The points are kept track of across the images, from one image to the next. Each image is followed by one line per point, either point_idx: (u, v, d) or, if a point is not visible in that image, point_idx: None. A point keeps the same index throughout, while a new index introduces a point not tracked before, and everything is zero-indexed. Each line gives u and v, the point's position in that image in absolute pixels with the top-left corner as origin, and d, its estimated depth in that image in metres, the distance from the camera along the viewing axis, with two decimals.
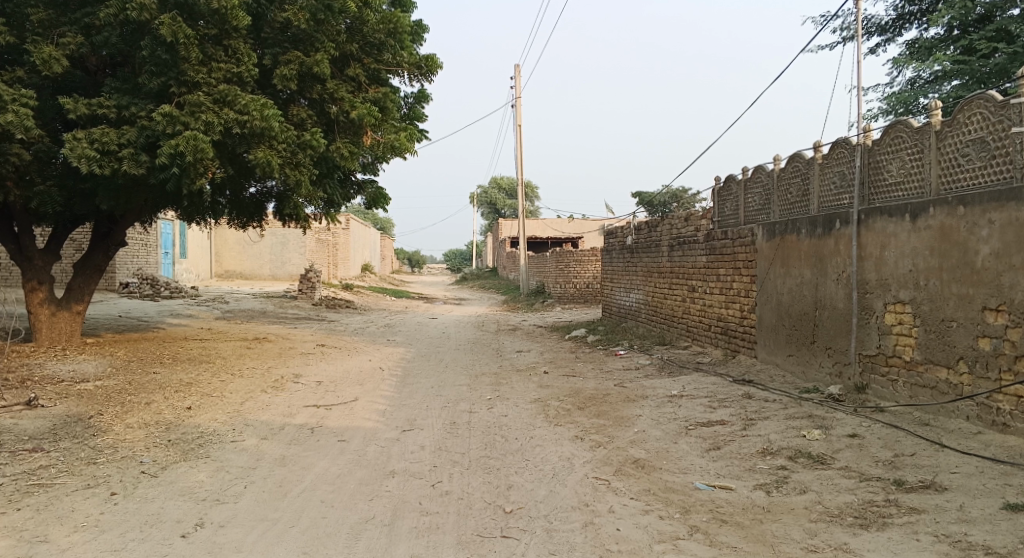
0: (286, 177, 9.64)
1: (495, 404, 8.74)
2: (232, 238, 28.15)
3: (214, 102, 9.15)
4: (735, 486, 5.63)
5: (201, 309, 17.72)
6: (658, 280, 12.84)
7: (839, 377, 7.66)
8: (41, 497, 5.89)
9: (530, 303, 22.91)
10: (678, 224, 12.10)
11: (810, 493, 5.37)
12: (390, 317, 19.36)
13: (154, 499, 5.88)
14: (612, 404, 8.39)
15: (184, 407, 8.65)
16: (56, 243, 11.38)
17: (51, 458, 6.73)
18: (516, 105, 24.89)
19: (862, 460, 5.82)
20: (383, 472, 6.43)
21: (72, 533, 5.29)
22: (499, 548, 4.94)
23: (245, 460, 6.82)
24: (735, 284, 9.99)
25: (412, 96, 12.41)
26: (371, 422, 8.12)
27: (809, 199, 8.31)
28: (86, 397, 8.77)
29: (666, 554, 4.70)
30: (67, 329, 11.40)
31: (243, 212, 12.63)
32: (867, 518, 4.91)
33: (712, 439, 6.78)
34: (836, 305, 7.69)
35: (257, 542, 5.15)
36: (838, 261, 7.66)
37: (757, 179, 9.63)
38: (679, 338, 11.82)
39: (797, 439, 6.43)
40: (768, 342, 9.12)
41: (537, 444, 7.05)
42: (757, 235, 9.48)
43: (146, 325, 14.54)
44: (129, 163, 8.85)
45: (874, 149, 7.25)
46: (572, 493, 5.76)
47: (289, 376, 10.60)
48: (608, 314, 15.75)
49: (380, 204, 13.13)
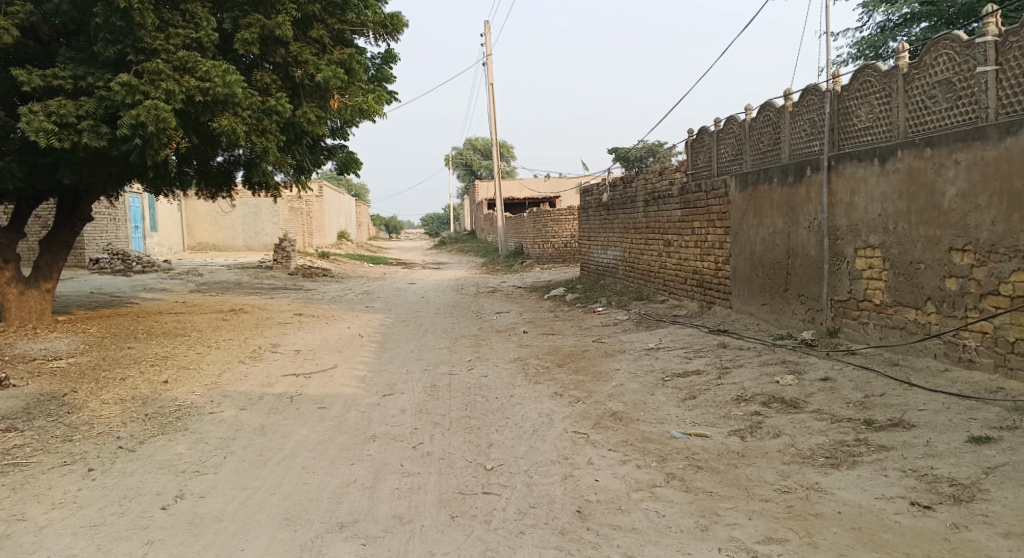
0: (253, 145, 9.56)
1: (475, 365, 8.79)
2: (204, 210, 27.81)
3: (173, 69, 8.98)
4: (710, 433, 5.72)
5: (176, 283, 17.58)
6: (634, 236, 12.88)
7: (812, 323, 7.76)
8: (18, 476, 5.87)
9: (509, 265, 22.91)
10: (653, 179, 12.10)
11: (784, 436, 5.47)
12: (368, 284, 19.32)
13: (133, 473, 5.88)
14: (590, 360, 8.47)
15: (161, 380, 8.62)
16: (20, 221, 11.18)
17: (26, 437, 6.69)
18: (486, 63, 24.59)
19: (833, 402, 5.93)
20: (363, 436, 6.46)
21: (51, 511, 5.29)
22: (480, 504, 4.99)
23: (224, 431, 6.83)
24: (709, 237, 10.04)
25: (379, 57, 12.23)
26: (351, 388, 8.14)
27: (780, 147, 8.33)
28: (60, 375, 8.71)
29: (643, 502, 4.78)
30: (36, 307, 11.30)
31: (211, 182, 12.48)
32: (838, 457, 5.02)
33: (688, 388, 6.87)
34: (808, 252, 7.76)
35: (239, 510, 5.18)
36: (809, 209, 7.72)
37: (728, 130, 9.64)
38: (656, 292, 11.91)
39: (771, 385, 6.53)
40: (742, 291, 9.21)
41: (517, 402, 7.11)
42: (730, 186, 9.51)
43: (119, 301, 14.41)
44: (90, 135, 8.68)
45: (843, 95, 7.27)
46: (551, 448, 5.83)
47: (267, 346, 10.60)
48: (586, 272, 15.82)
49: (351, 169, 13.01)
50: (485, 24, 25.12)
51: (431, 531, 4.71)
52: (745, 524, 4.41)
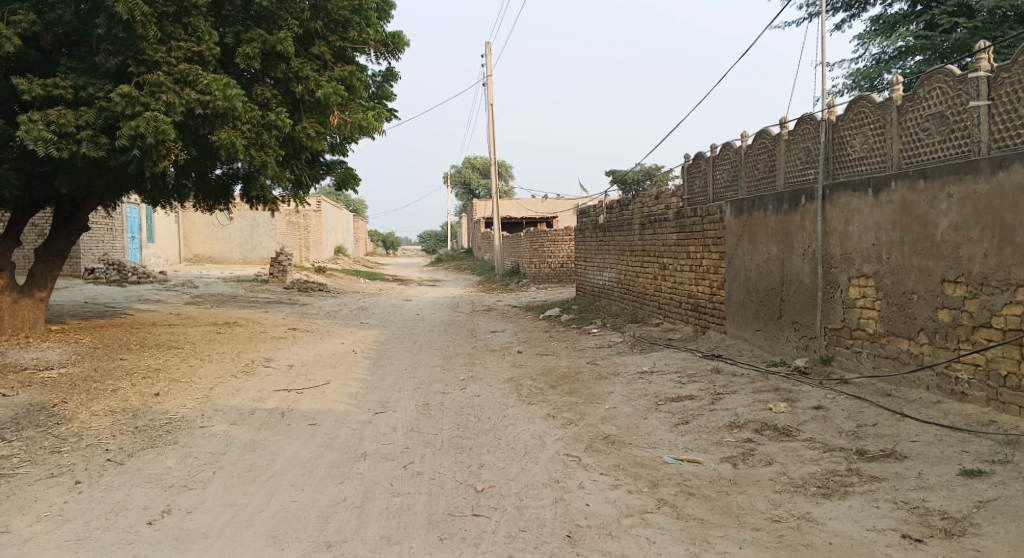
0: (251, 158, 9.59)
1: (468, 384, 8.76)
2: (201, 221, 27.80)
3: (174, 82, 9.02)
4: (702, 459, 5.70)
5: (171, 294, 17.54)
6: (630, 259, 12.90)
7: (805, 350, 7.77)
8: (4, 486, 5.83)
9: (505, 284, 22.93)
10: (649, 202, 12.15)
11: (775, 464, 5.46)
12: (363, 300, 19.29)
13: (120, 487, 5.84)
14: (583, 382, 8.46)
15: (152, 393, 8.58)
16: (15, 229, 11.17)
17: (13, 447, 6.64)
18: (486, 83, 24.73)
19: (825, 431, 5.92)
20: (354, 454, 6.43)
21: (36, 523, 5.24)
22: (469, 527, 4.96)
23: (214, 446, 6.79)
24: (705, 261, 10.07)
25: (380, 75, 12.30)
26: (343, 405, 8.11)
27: (776, 175, 8.38)
28: (50, 384, 8.66)
29: (634, 527, 4.76)
30: (30, 316, 11.26)
31: (209, 194, 12.50)
32: (830, 487, 5.01)
33: (681, 413, 6.86)
34: (802, 280, 7.79)
35: (226, 527, 5.14)
36: (804, 237, 7.75)
37: (725, 156, 9.69)
38: (650, 315, 11.91)
39: (763, 412, 6.53)
40: (736, 317, 9.22)
41: (509, 423, 7.08)
42: (725, 211, 9.56)
43: (113, 311, 14.36)
44: (88, 145, 8.69)
45: (838, 125, 7.32)
46: (542, 470, 5.81)
47: (260, 360, 10.57)
48: (581, 293, 15.83)
49: (349, 185, 13.05)
50: (487, 43, 25.29)
51: (419, 553, 4.67)
52: (735, 553, 4.39)
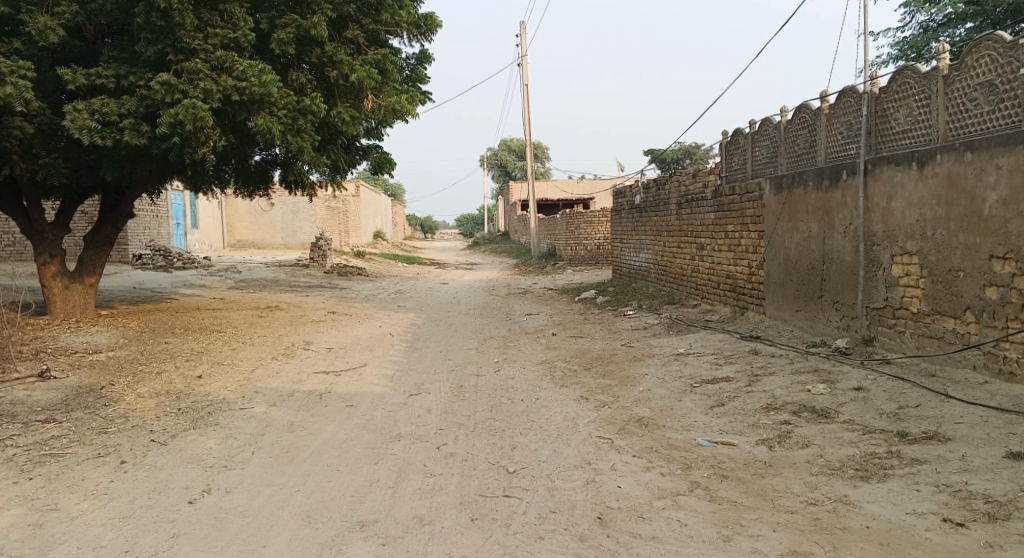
0: (288, 144, 9.65)
1: (502, 366, 8.76)
2: (243, 208, 28.22)
3: (212, 69, 9.09)
4: (738, 441, 5.59)
5: (214, 279, 17.85)
6: (667, 239, 12.73)
7: (846, 331, 7.58)
8: (53, 466, 5.97)
9: (541, 266, 22.93)
10: (686, 181, 11.95)
11: (813, 447, 5.33)
12: (401, 284, 19.40)
13: (163, 467, 5.95)
14: (618, 364, 8.38)
15: (195, 375, 8.73)
16: (65, 217, 11.42)
17: (62, 428, 6.81)
18: (522, 64, 24.56)
19: (866, 413, 5.77)
20: (389, 435, 6.45)
21: (82, 501, 5.37)
22: (500, 508, 4.94)
23: (253, 427, 6.88)
24: (743, 241, 9.87)
25: (414, 58, 12.27)
26: (379, 386, 8.15)
27: (816, 150, 8.15)
28: (98, 368, 8.87)
29: (666, 510, 4.68)
30: (81, 301, 11.54)
31: (249, 181, 12.64)
32: (869, 470, 4.87)
33: (717, 395, 6.75)
34: (843, 258, 7.58)
35: (263, 507, 5.20)
36: (845, 214, 7.54)
37: (764, 132, 9.46)
38: (688, 297, 11.75)
39: (802, 393, 6.39)
40: (776, 297, 9.03)
41: (542, 405, 7.04)
42: (764, 189, 9.34)
43: (159, 296, 14.65)
44: (131, 134, 8.84)
45: (881, 97, 7.09)
46: (574, 452, 5.76)
47: (299, 344, 10.69)
48: (618, 274, 15.69)
49: (384, 169, 13.08)
50: (522, 24, 25.08)
51: (450, 533, 4.67)
52: (769, 535, 4.30)
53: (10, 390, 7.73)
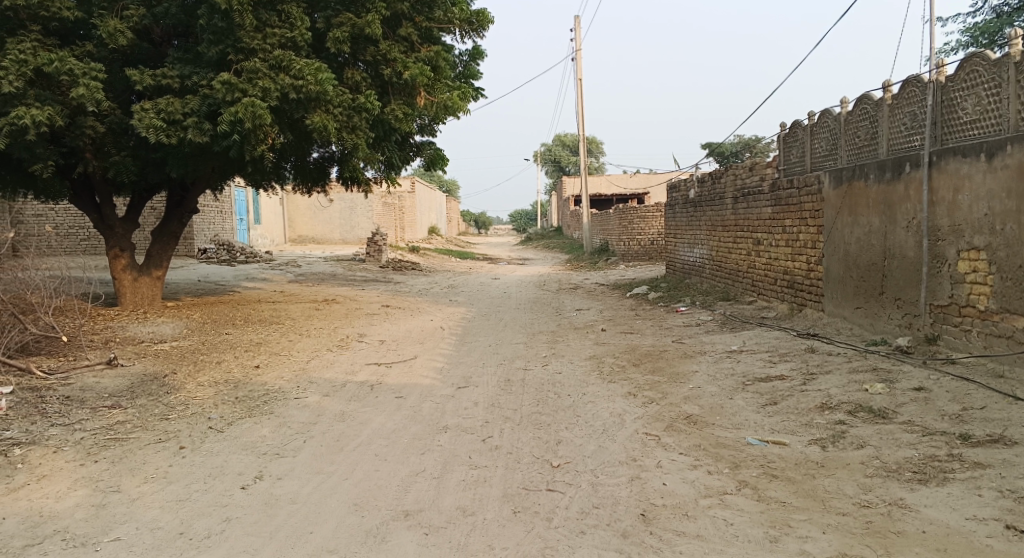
0: (343, 140, 9.77)
1: (550, 361, 8.71)
2: (303, 203, 28.75)
3: (270, 67, 9.24)
4: (789, 441, 5.42)
5: (275, 273, 18.21)
6: (722, 234, 12.48)
7: (908, 329, 7.29)
8: (116, 450, 6.15)
9: (594, 262, 22.76)
10: (743, 175, 11.70)
11: (868, 448, 5.13)
12: (453, 278, 19.49)
13: (219, 453, 6.07)
14: (668, 360, 8.24)
15: (253, 365, 8.91)
16: (134, 212, 11.76)
17: (127, 414, 7.02)
18: (576, 58, 24.40)
19: (926, 414, 5.53)
20: (436, 427, 6.47)
21: (142, 484, 5.51)
22: (544, 501, 4.89)
23: (306, 416, 6.97)
24: (801, 236, 9.60)
25: (467, 53, 12.29)
26: (428, 379, 8.20)
27: (878, 142, 7.86)
28: (161, 357, 9.12)
29: (712, 508, 4.56)
30: (148, 293, 11.90)
31: (307, 177, 12.84)
32: (927, 473, 4.66)
33: (770, 394, 6.57)
34: (906, 254, 7.30)
35: (311, 494, 5.26)
36: (908, 208, 7.26)
37: (823, 124, 9.18)
38: (744, 293, 11.50)
39: (859, 393, 6.17)
40: (835, 293, 8.76)
41: (589, 400, 6.96)
42: (823, 182, 9.07)
43: (221, 288, 15.02)
44: (194, 131, 9.03)
45: (948, 87, 6.80)
46: (620, 448, 5.67)
47: (353, 336, 10.81)
48: (671, 270, 15.46)
49: (437, 165, 13.13)
50: (577, 17, 24.92)
51: (493, 525, 4.63)
52: (818, 537, 4.15)
53: (80, 376, 8.00)
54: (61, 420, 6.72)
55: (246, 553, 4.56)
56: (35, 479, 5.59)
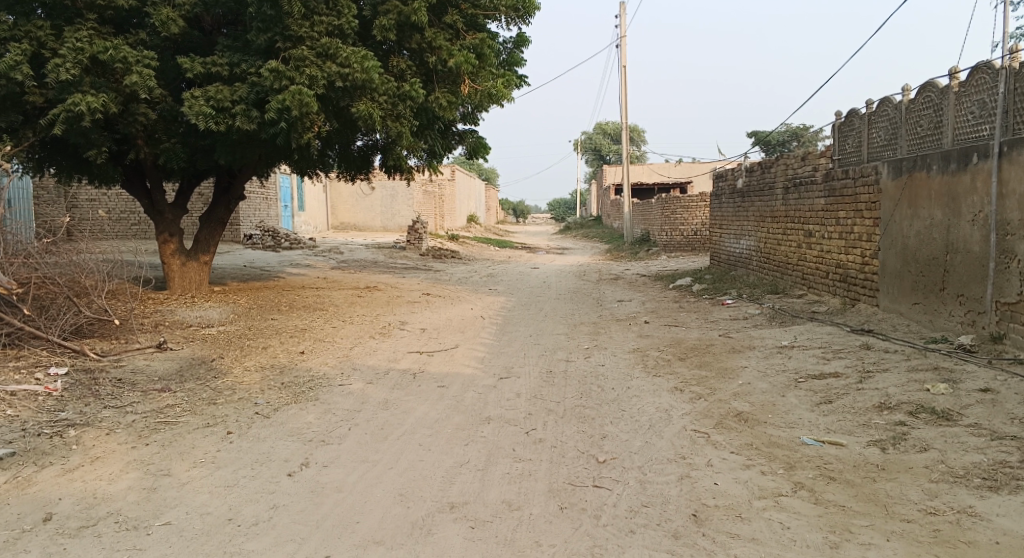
0: (388, 129, 9.72)
1: (593, 353, 8.56)
2: (346, 190, 28.89)
3: (317, 55, 9.20)
4: (847, 442, 5.22)
5: (318, 259, 18.33)
6: (771, 226, 12.19)
7: (971, 327, 7.00)
8: (167, 433, 6.18)
9: (634, 252, 22.49)
10: (795, 164, 11.38)
11: (932, 451, 4.90)
12: (493, 267, 19.41)
13: (266, 439, 6.06)
14: (716, 354, 8.04)
15: (298, 351, 8.93)
16: (183, 197, 11.87)
17: (176, 397, 7.07)
18: (621, 44, 24.05)
19: (994, 417, 5.27)
20: (479, 418, 6.38)
21: (191, 468, 5.52)
22: (591, 498, 4.76)
23: (351, 403, 6.95)
24: (856, 229, 9.29)
25: (512, 41, 12.14)
26: (470, 368, 8.12)
27: (942, 131, 7.54)
28: (209, 341, 9.19)
29: (766, 511, 4.40)
30: (196, 278, 12.02)
31: (351, 165, 12.85)
32: (997, 480, 4.43)
33: (824, 392, 6.35)
34: (970, 248, 7.00)
35: (357, 483, 5.20)
36: (974, 201, 6.95)
37: (882, 113, 8.85)
38: (793, 286, 11.21)
39: (919, 393, 5.92)
40: (891, 288, 8.46)
41: (634, 394, 6.81)
42: (881, 173, 8.76)
43: (265, 274, 15.13)
44: (242, 119, 9.06)
45: (1023, 73, 6.47)
46: (668, 445, 5.52)
47: (395, 323, 10.79)
48: (715, 262, 15.18)
49: (480, 154, 13.03)
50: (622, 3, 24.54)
51: (540, 521, 4.53)
52: (882, 545, 3.96)
53: (131, 359, 8.09)
54: (113, 402, 6.78)
55: (293, 542, 4.51)
56: (88, 461, 5.63)
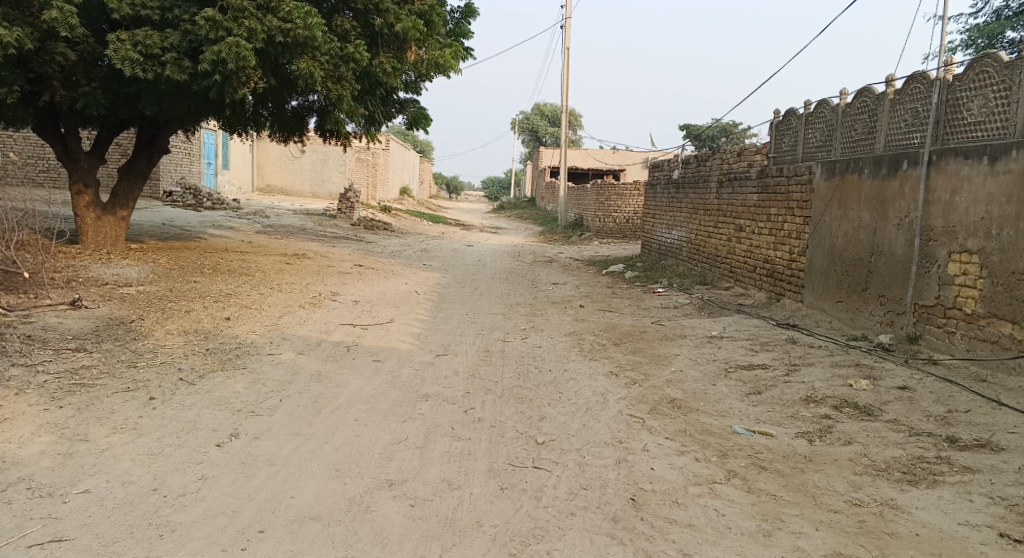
0: (328, 91, 9.47)
1: (529, 334, 8.61)
2: (274, 152, 28.05)
3: (258, 8, 8.85)
4: (776, 432, 5.41)
5: (243, 222, 17.80)
6: (703, 218, 12.46)
7: (889, 326, 7.34)
8: (83, 396, 5.92)
9: (567, 236, 22.69)
10: (730, 159, 11.66)
11: (855, 444, 5.14)
12: (427, 242, 19.26)
13: (192, 407, 5.87)
14: (648, 341, 8.20)
15: (224, 317, 8.66)
16: (101, 148, 11.30)
17: (92, 358, 6.77)
18: (565, 26, 24.02)
19: (912, 414, 5.56)
20: (415, 395, 6.34)
21: (111, 435, 5.30)
22: (530, 479, 4.81)
23: (281, 374, 6.80)
24: (786, 226, 9.59)
25: (459, 11, 11.99)
26: (406, 343, 8.06)
27: (875, 137, 7.84)
28: (128, 301, 8.81)
29: (701, 497, 4.53)
30: (112, 234, 11.48)
31: (285, 126, 12.47)
32: (917, 474, 4.68)
33: (753, 383, 6.56)
34: (894, 251, 7.32)
35: (291, 456, 5.11)
36: (902, 206, 7.26)
37: (819, 114, 9.13)
38: (721, 278, 11.51)
39: (843, 388, 6.18)
40: (816, 285, 8.78)
41: (570, 377, 6.88)
42: (814, 173, 9.05)
43: (188, 234, 14.60)
44: (173, 68, 8.68)
45: (956, 86, 6.78)
46: (604, 429, 5.61)
47: (327, 294, 10.58)
48: (647, 250, 15.43)
49: (420, 125, 12.81)
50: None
51: (479, 501, 4.54)
52: (811, 534, 4.14)
53: (43, 316, 7.69)
54: (23, 360, 6.45)
55: (224, 515, 4.40)
56: None
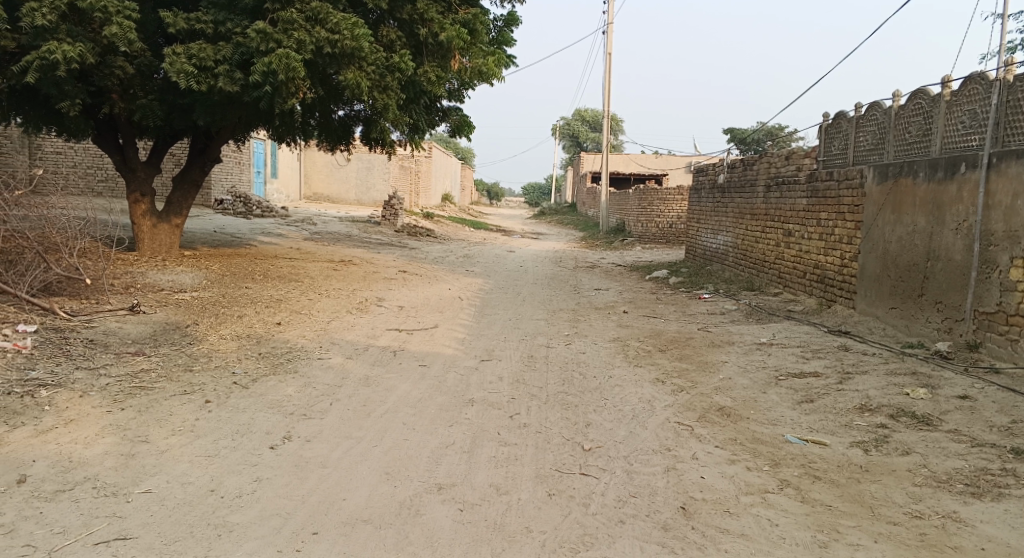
0: (375, 100, 9.56)
1: (573, 340, 8.57)
2: (321, 161, 28.48)
3: (307, 19, 8.99)
4: (830, 442, 5.28)
5: (291, 229, 18.06)
6: (750, 223, 12.28)
7: (947, 334, 7.13)
8: (143, 398, 6.05)
9: (609, 241, 22.58)
10: (778, 162, 11.46)
11: (914, 455, 4.99)
12: (470, 248, 19.33)
13: (246, 410, 5.95)
14: (696, 348, 8.09)
15: (274, 322, 8.79)
16: (156, 157, 11.56)
17: (151, 362, 6.93)
18: (608, 32, 23.95)
19: (973, 424, 5.38)
20: (462, 399, 6.34)
21: (170, 437, 5.40)
22: (579, 485, 4.77)
23: (331, 378, 6.86)
24: (837, 231, 9.39)
25: (502, 19, 12.01)
26: (450, 348, 8.07)
27: (930, 139, 7.64)
28: (183, 306, 9.00)
29: (755, 507, 4.44)
30: (167, 241, 11.74)
31: (332, 134, 12.62)
32: (980, 486, 4.52)
33: (805, 390, 6.42)
34: (952, 257, 7.11)
35: (342, 459, 5.14)
36: (959, 210, 7.06)
37: (870, 117, 8.94)
38: (769, 284, 11.32)
39: (899, 396, 6.01)
40: (869, 291, 8.58)
41: (616, 384, 6.82)
42: (866, 177, 8.85)
43: (238, 241, 14.87)
44: (224, 80, 8.84)
45: (1017, 86, 6.57)
46: (652, 436, 5.54)
47: (373, 299, 10.66)
48: (691, 255, 15.26)
49: (463, 132, 12.87)
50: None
51: (529, 507, 4.52)
52: (870, 546, 4.03)
53: (103, 320, 7.89)
54: (86, 363, 6.62)
55: (278, 517, 4.44)
56: (62, 423, 5.48)
